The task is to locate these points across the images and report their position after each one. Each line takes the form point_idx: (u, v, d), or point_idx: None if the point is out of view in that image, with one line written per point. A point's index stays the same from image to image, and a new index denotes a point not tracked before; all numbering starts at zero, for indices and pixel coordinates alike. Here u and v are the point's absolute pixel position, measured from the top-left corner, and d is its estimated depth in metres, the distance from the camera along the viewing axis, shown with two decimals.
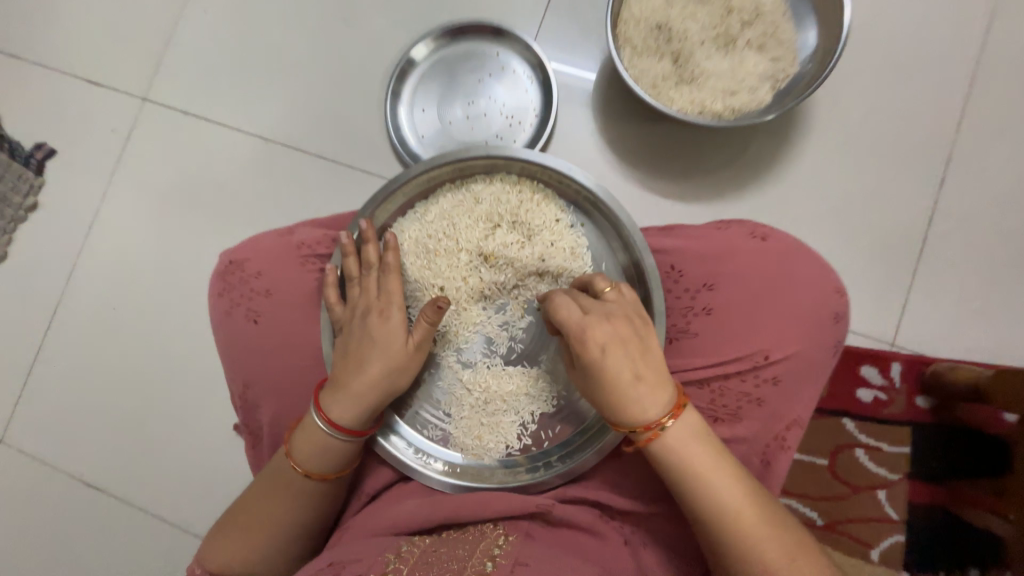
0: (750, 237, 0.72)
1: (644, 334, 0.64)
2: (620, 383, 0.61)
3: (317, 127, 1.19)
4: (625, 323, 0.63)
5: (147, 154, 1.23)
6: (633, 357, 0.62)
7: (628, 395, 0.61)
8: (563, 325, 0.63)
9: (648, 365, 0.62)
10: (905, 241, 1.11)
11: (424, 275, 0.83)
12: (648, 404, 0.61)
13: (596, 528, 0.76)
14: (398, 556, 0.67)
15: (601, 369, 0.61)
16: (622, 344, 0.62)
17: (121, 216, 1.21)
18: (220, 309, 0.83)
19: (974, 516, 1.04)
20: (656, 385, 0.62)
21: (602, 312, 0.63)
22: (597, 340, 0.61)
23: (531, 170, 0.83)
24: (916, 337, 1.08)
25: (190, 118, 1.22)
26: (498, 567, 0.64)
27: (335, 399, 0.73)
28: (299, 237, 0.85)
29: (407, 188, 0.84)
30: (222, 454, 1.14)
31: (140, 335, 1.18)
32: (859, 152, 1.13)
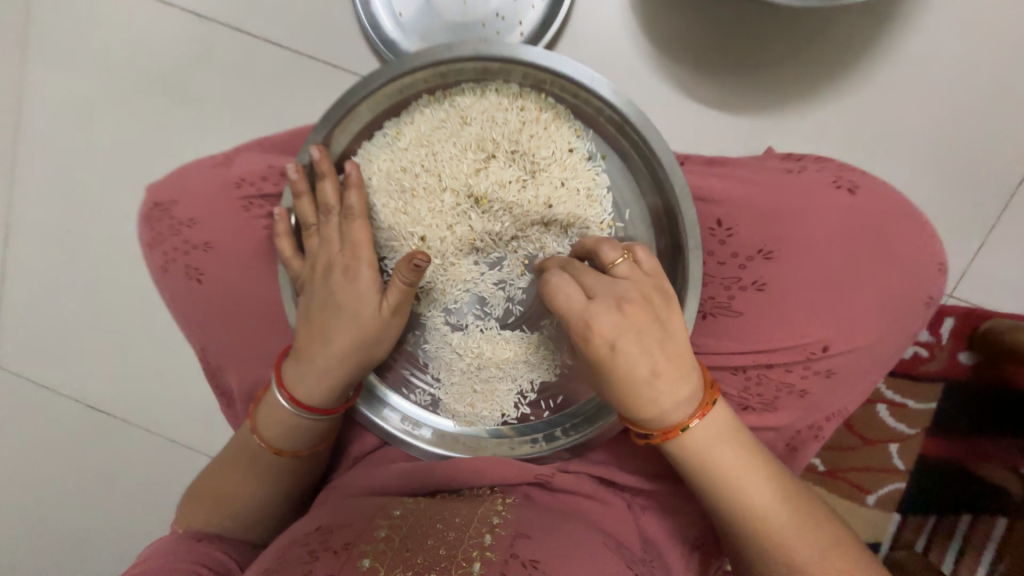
0: (836, 186, 0.56)
1: (665, 320, 0.49)
2: (633, 387, 0.48)
3: (267, 5, 0.91)
4: (640, 310, 0.48)
5: (46, 30, 0.94)
6: (651, 353, 0.48)
7: (644, 399, 0.48)
8: (562, 313, 0.49)
9: (670, 361, 0.48)
10: (1001, 171, 0.89)
11: (399, 221, 0.65)
12: (667, 407, 0.49)
13: (598, 495, 0.71)
14: (390, 522, 0.61)
15: (609, 371, 0.48)
16: (636, 339, 0.48)
17: (24, 114, 0.96)
18: (155, 263, 0.70)
19: (985, 469, 1.00)
20: (679, 383, 0.49)
21: (611, 295, 0.48)
22: (603, 335, 0.47)
23: (540, 78, 0.61)
24: (983, 288, 0.93)
25: None
26: (498, 541, 0.57)
27: (299, 370, 0.63)
28: (236, 171, 0.67)
29: (372, 101, 0.62)
30: (179, 408, 1.00)
31: (66, 267, 0.98)
32: (967, 56, 0.88)
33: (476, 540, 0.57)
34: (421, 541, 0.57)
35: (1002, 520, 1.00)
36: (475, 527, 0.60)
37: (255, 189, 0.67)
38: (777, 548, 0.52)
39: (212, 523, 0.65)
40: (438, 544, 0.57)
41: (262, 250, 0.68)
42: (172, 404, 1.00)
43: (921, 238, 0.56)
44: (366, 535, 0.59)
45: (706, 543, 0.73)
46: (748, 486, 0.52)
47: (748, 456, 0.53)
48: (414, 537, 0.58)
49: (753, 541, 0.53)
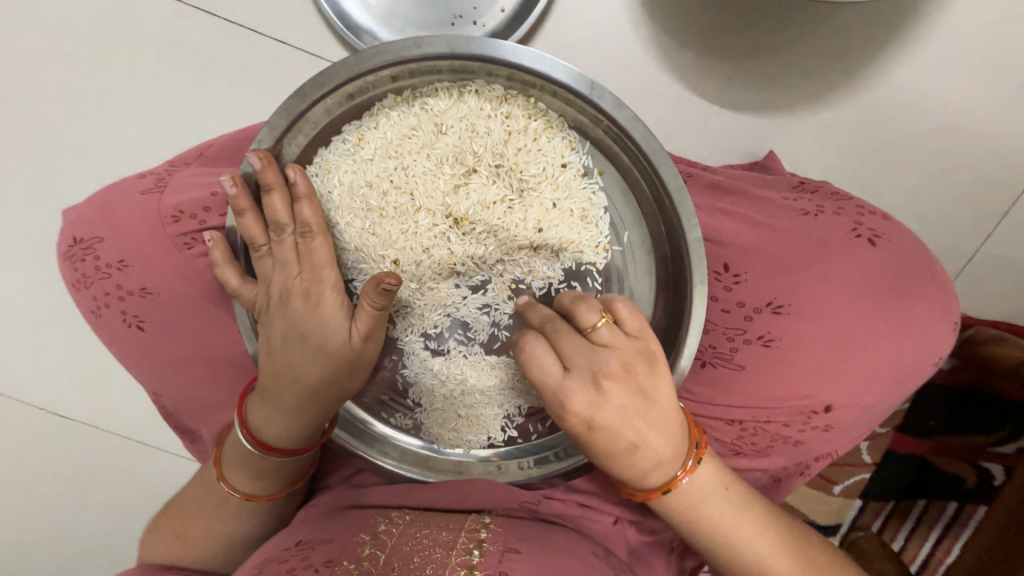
0: (855, 236, 0.53)
1: (648, 387, 0.46)
2: (611, 458, 0.47)
3: None
4: (621, 383, 0.45)
5: None
6: (633, 427, 0.46)
7: (620, 469, 0.48)
8: (541, 386, 0.47)
9: (654, 431, 0.46)
10: (1017, 174, 0.85)
11: (368, 242, 0.57)
12: (649, 471, 0.48)
13: (586, 509, 0.70)
14: (375, 537, 0.58)
15: (587, 443, 0.47)
16: (617, 415, 0.45)
17: None
18: (87, 308, 0.59)
19: (946, 462, 1.03)
20: (659, 448, 0.47)
21: (589, 370, 0.45)
22: (580, 414, 0.45)
23: (530, 81, 0.52)
24: (973, 294, 0.91)
25: None
26: (486, 558, 0.55)
27: (261, 411, 0.56)
28: (168, 199, 0.56)
29: (328, 101, 0.52)
30: (143, 425, 0.94)
31: None
32: (986, 56, 0.81)
33: (464, 557, 0.54)
34: (406, 558, 0.54)
35: (953, 503, 1.04)
36: (462, 542, 0.57)
37: (197, 222, 0.56)
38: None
39: (183, 560, 0.62)
40: (424, 562, 0.53)
41: (214, 288, 0.58)
42: (130, 411, 0.93)
43: (936, 297, 0.54)
44: (349, 552, 0.56)
45: (681, 543, 0.75)
46: (734, 529, 0.52)
47: (735, 498, 0.52)
48: (399, 553, 0.55)
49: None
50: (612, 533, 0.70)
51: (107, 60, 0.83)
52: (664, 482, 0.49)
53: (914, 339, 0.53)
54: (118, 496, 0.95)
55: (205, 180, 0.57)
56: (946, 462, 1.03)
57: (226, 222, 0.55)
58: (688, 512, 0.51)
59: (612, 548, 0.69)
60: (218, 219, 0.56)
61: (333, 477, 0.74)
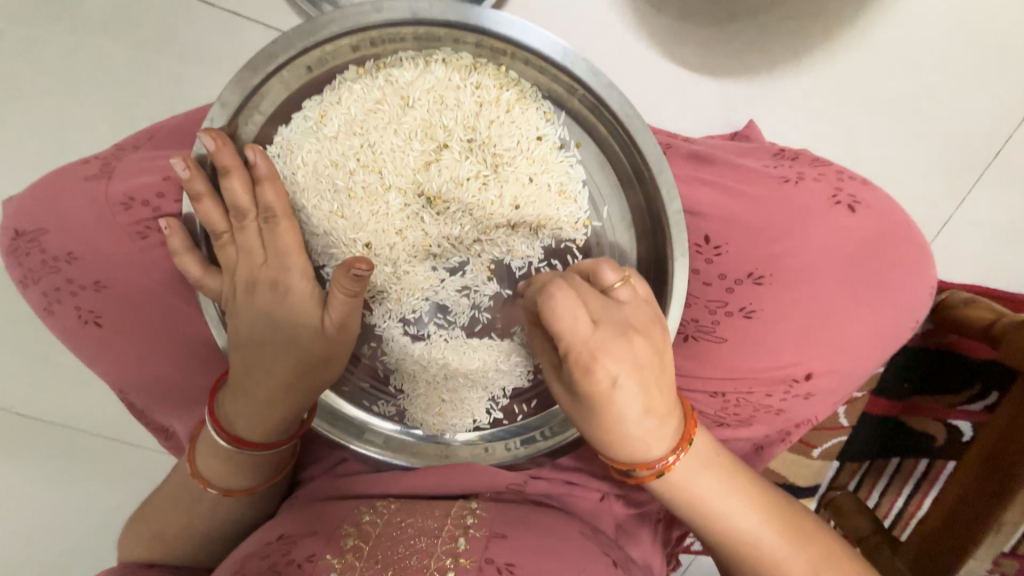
0: (834, 203, 0.52)
1: (662, 351, 0.46)
2: (626, 423, 0.45)
3: None
4: (645, 342, 0.44)
5: None
6: (652, 389, 0.44)
7: (628, 435, 0.46)
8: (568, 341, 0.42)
9: (664, 397, 0.46)
10: (988, 136, 0.86)
11: (336, 226, 0.54)
12: (651, 440, 0.47)
13: (572, 488, 0.70)
14: (359, 527, 0.58)
15: (606, 405, 0.44)
16: (641, 374, 0.43)
17: None
18: (37, 305, 0.55)
19: (918, 421, 1.07)
20: (664, 416, 0.47)
21: (618, 325, 0.43)
22: (608, 370, 0.42)
23: (500, 47, 0.50)
24: (944, 258, 0.93)
25: None
26: (471, 544, 0.56)
27: (234, 404, 0.54)
28: (117, 185, 0.52)
29: (284, 74, 0.48)
30: (120, 423, 0.91)
31: None
32: (961, 18, 0.81)
33: (449, 546, 0.55)
34: (392, 550, 0.55)
35: (924, 460, 1.09)
36: (447, 529, 0.58)
37: (150, 209, 0.52)
38: (760, 554, 0.53)
39: (162, 557, 0.61)
40: (409, 552, 0.55)
41: (176, 279, 0.55)
42: (102, 410, 0.90)
43: (912, 263, 0.53)
44: (333, 545, 0.56)
45: (666, 514, 0.77)
46: (715, 499, 0.52)
47: (719, 471, 0.52)
48: (384, 544, 0.56)
49: (737, 550, 0.54)
50: (600, 509, 0.71)
51: (40, 37, 0.76)
52: (662, 453, 0.48)
53: (894, 306, 0.53)
54: (97, 496, 0.93)
55: (156, 163, 0.53)
56: (917, 420, 1.07)
57: (182, 208, 0.52)
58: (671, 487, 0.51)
59: (600, 526, 0.70)
60: (174, 205, 0.53)
61: (316, 467, 0.72)
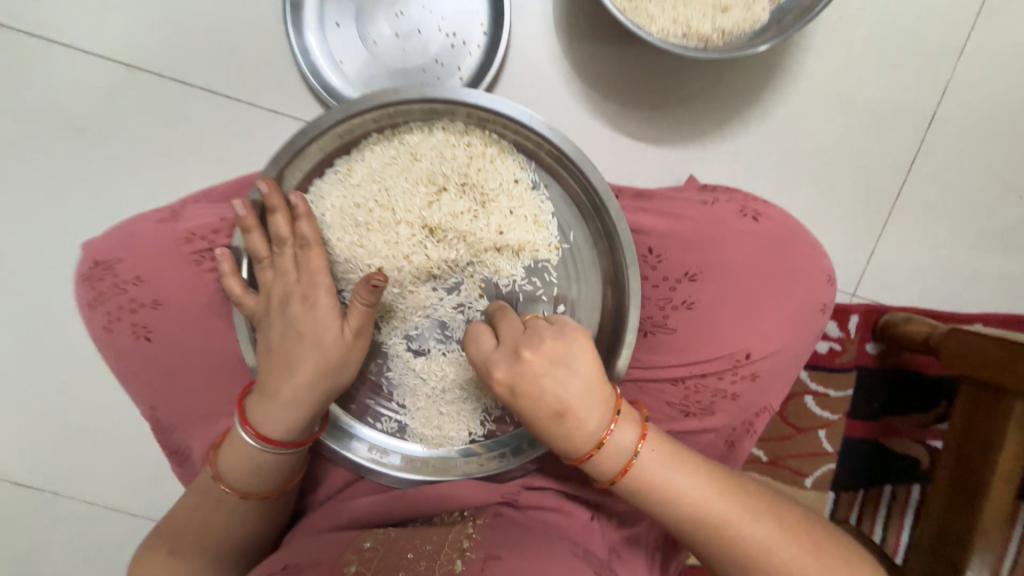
0: (743, 214, 0.64)
1: (563, 361, 0.54)
2: (541, 420, 0.55)
3: (231, 65, 0.97)
4: (540, 356, 0.54)
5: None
6: (552, 392, 0.54)
7: (548, 432, 0.55)
8: (477, 361, 0.57)
9: (573, 396, 0.54)
10: (888, 179, 1.06)
11: (355, 254, 0.67)
12: (572, 436, 0.55)
13: (562, 506, 0.74)
14: (360, 555, 0.61)
15: (518, 410, 0.56)
16: (537, 380, 0.54)
17: None
18: (97, 324, 0.65)
19: (899, 444, 1.14)
20: (577, 417, 0.54)
21: (512, 345, 0.55)
22: (501, 380, 0.55)
23: (483, 117, 0.67)
24: (875, 286, 1.09)
25: (44, 46, 0.94)
26: (468, 565, 0.59)
27: (260, 405, 0.61)
28: (183, 224, 0.65)
29: (322, 140, 0.65)
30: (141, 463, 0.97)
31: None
32: (850, 87, 1.03)
33: (447, 568, 0.58)
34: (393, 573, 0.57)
35: (916, 486, 1.14)
36: (445, 553, 0.61)
37: (207, 243, 0.64)
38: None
39: None
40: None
41: (218, 301, 0.66)
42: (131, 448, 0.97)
43: (817, 258, 0.65)
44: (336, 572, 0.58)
45: (663, 542, 0.80)
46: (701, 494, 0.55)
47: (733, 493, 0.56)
48: (385, 569, 0.58)
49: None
50: (591, 528, 0.74)
51: (122, 133, 0.95)
52: (591, 445, 0.54)
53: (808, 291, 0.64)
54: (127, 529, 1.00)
55: (215, 208, 0.67)
56: (897, 442, 1.14)
57: (233, 240, 0.64)
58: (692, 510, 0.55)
59: (593, 547, 0.72)
60: (225, 239, 0.65)
61: (324, 491, 0.76)
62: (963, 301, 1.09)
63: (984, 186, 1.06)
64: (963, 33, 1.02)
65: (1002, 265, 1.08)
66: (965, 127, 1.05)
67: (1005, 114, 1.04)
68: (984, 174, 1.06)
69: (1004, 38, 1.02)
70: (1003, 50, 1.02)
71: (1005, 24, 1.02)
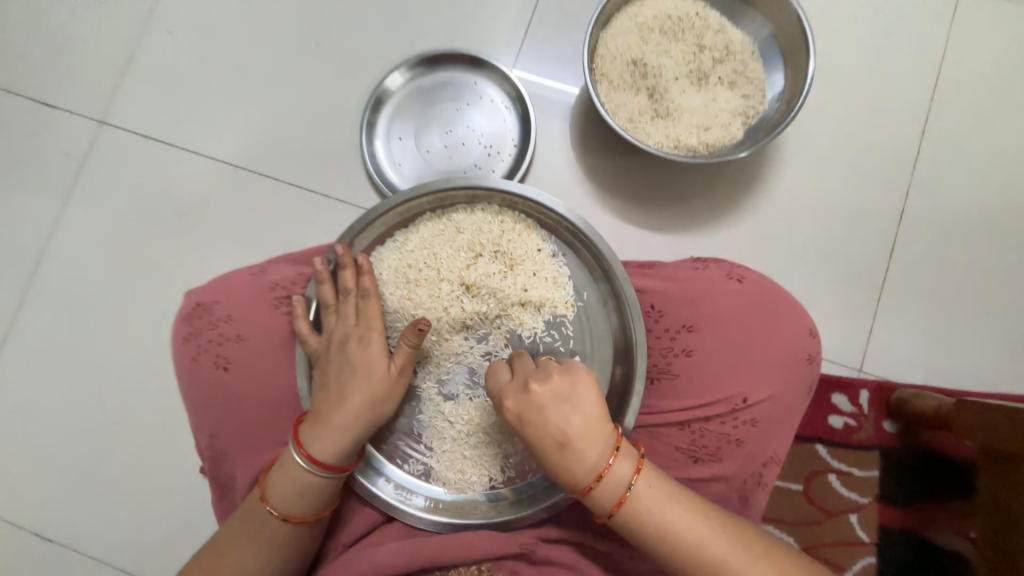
0: (729, 276, 0.74)
1: (568, 396, 0.62)
2: (546, 450, 0.62)
3: (320, 169, 1.27)
4: (547, 391, 0.62)
5: (151, 189, 1.30)
6: (557, 423, 0.61)
7: (551, 462, 0.62)
8: (494, 393, 0.66)
9: (575, 429, 0.61)
10: (874, 263, 1.18)
11: (404, 305, 0.81)
12: (572, 468, 0.61)
13: (577, 564, 0.76)
14: None
15: (527, 440, 0.63)
16: (544, 411, 0.62)
17: (124, 251, 1.28)
18: (186, 355, 0.77)
19: (945, 539, 1.06)
20: (577, 449, 0.61)
21: (523, 380, 0.64)
22: (511, 410, 0.63)
23: (514, 200, 0.84)
24: (880, 363, 1.14)
25: (193, 158, 1.30)
26: None
27: (313, 430, 0.69)
28: (270, 276, 0.81)
29: (387, 216, 0.82)
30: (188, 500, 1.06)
31: (130, 356, 1.25)
32: (827, 183, 1.20)
33: None
34: None
35: None
36: None
37: (286, 291, 0.80)
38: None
39: None
40: None
41: (286, 340, 0.79)
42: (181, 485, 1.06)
43: (803, 316, 0.74)
44: None
45: None
46: (709, 542, 0.59)
47: (741, 546, 0.59)
48: None
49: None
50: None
51: (238, 221, 1.27)
52: (589, 478, 0.61)
53: (795, 344, 0.71)
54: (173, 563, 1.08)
55: (297, 265, 0.83)
56: (941, 536, 1.06)
57: (307, 290, 0.79)
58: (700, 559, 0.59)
59: None
60: (300, 290, 0.81)
61: (348, 533, 0.78)
62: (968, 380, 1.13)
63: (964, 270, 1.17)
64: (912, 147, 1.20)
65: (994, 342, 1.15)
66: (935, 218, 1.19)
67: (970, 207, 1.19)
68: (961, 259, 1.18)
69: (956, 147, 1.20)
70: (957, 156, 1.20)
71: (955, 135, 1.20)
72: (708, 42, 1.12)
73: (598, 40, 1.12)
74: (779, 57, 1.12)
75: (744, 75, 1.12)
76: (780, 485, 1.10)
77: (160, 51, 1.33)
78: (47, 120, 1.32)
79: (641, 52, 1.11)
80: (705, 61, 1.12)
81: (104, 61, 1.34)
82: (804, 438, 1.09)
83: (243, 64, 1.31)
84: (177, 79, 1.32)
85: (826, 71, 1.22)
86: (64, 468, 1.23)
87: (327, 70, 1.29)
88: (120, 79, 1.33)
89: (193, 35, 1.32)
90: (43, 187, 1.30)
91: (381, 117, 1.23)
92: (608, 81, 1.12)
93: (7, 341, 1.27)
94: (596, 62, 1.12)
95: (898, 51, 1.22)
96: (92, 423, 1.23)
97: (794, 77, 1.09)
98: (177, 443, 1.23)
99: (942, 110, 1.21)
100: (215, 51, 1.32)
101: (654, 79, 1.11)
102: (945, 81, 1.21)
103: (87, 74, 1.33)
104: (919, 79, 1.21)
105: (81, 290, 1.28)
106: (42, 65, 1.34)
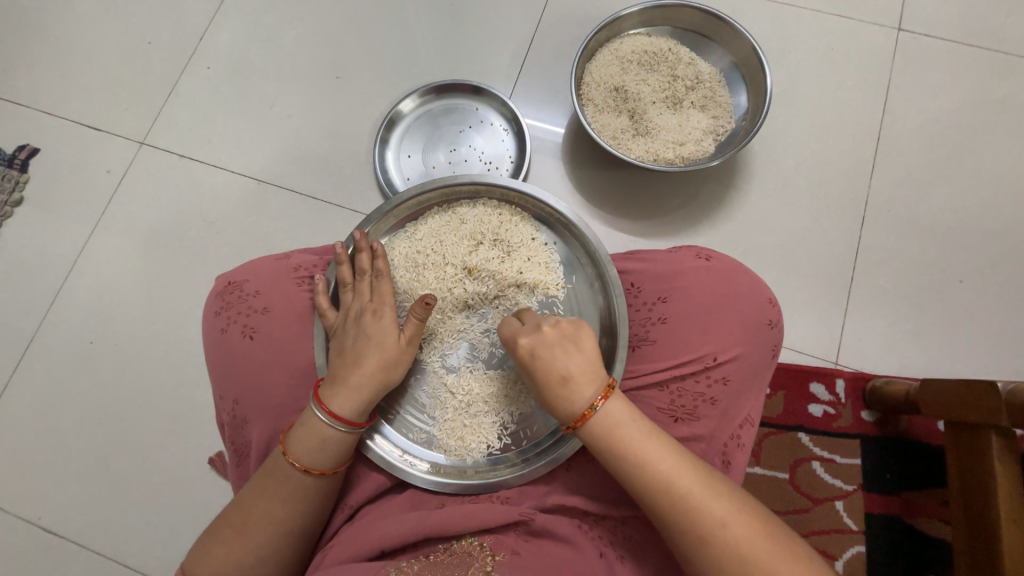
0: (699, 256, 0.85)
1: (574, 336, 0.73)
2: (551, 383, 0.71)
3: (335, 182, 1.41)
4: (554, 332, 0.74)
5: (179, 200, 1.43)
6: (562, 359, 0.71)
7: (555, 392, 0.71)
8: (507, 336, 0.77)
9: (578, 364, 0.71)
10: (840, 264, 1.28)
11: (412, 286, 0.91)
12: (572, 398, 0.70)
13: (574, 537, 0.76)
14: None
15: (534, 375, 0.73)
16: (551, 348, 0.72)
17: (151, 255, 1.39)
18: (217, 326, 0.86)
19: (928, 524, 1.11)
20: (579, 380, 0.70)
21: (535, 324, 0.75)
22: (522, 347, 0.74)
23: (511, 197, 0.96)
24: (854, 357, 1.23)
25: (221, 173, 1.44)
26: None
27: (333, 391, 0.76)
28: (295, 260, 0.93)
29: (400, 208, 0.94)
30: None
31: (148, 354, 1.33)
32: (792, 193, 1.33)
33: None
34: None
35: None
36: None
37: (309, 272, 0.92)
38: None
39: (238, 553, 0.70)
40: None
41: (307, 316, 0.89)
42: None
43: (764, 288, 0.83)
44: None
45: None
46: (698, 494, 0.64)
47: (728, 500, 0.64)
48: None
49: None
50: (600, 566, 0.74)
51: (258, 229, 1.39)
52: (585, 409, 0.69)
53: (758, 313, 0.80)
54: None
55: (317, 252, 0.96)
56: (925, 521, 1.11)
57: (328, 272, 0.90)
58: (692, 506, 0.64)
59: None
60: (321, 272, 0.92)
61: (355, 498, 0.83)
62: (930, 373, 1.22)
63: (924, 271, 1.28)
64: (867, 161, 1.34)
65: (957, 339, 1.24)
66: (894, 225, 1.31)
67: (924, 215, 1.31)
68: (921, 262, 1.28)
69: (906, 163, 1.34)
70: (906, 170, 1.34)
71: (904, 152, 1.35)
72: (681, 73, 1.29)
73: (585, 70, 1.29)
74: (742, 84, 1.29)
75: (713, 99, 1.28)
76: (767, 473, 1.14)
77: (198, 82, 1.51)
78: (90, 140, 1.48)
79: (622, 81, 1.28)
80: (679, 88, 1.28)
81: (147, 90, 1.51)
82: (786, 426, 1.16)
83: (270, 93, 1.48)
84: (211, 105, 1.49)
85: (784, 98, 1.39)
86: (76, 461, 1.27)
87: (345, 98, 1.46)
88: (161, 105, 1.50)
89: (229, 68, 1.51)
90: (82, 198, 1.44)
91: (393, 135, 1.39)
92: (593, 105, 1.28)
93: (36, 335, 1.35)
94: (583, 90, 1.28)
95: (847, 80, 1.39)
96: (108, 416, 1.30)
97: (755, 101, 1.26)
98: (186, 436, 1.28)
99: (891, 131, 1.36)
100: (246, 82, 1.50)
101: (634, 103, 1.27)
102: (891, 107, 1.37)
103: (131, 101, 1.50)
104: (868, 104, 1.37)
105: (108, 291, 1.37)
106: (90, 93, 1.51)
